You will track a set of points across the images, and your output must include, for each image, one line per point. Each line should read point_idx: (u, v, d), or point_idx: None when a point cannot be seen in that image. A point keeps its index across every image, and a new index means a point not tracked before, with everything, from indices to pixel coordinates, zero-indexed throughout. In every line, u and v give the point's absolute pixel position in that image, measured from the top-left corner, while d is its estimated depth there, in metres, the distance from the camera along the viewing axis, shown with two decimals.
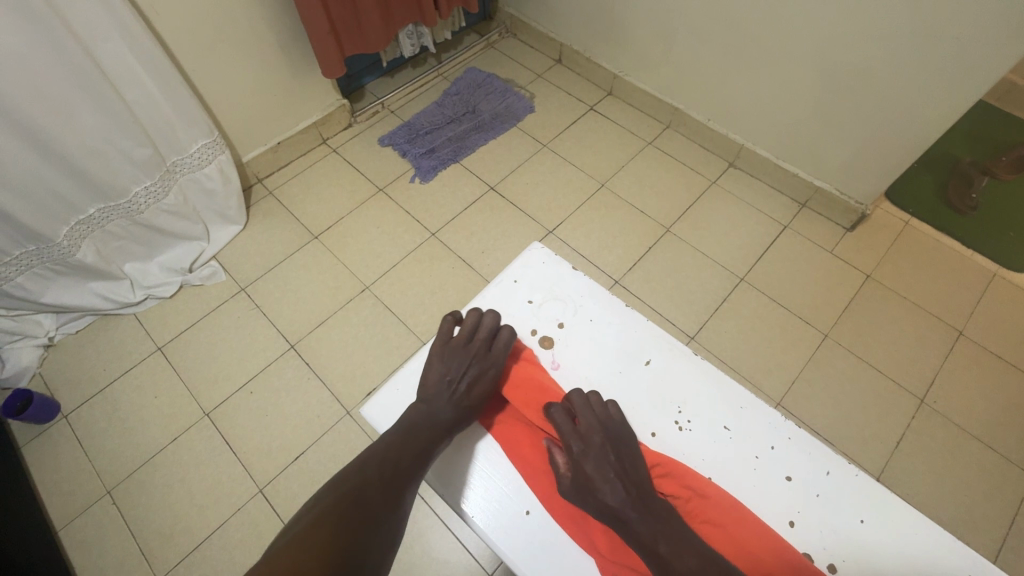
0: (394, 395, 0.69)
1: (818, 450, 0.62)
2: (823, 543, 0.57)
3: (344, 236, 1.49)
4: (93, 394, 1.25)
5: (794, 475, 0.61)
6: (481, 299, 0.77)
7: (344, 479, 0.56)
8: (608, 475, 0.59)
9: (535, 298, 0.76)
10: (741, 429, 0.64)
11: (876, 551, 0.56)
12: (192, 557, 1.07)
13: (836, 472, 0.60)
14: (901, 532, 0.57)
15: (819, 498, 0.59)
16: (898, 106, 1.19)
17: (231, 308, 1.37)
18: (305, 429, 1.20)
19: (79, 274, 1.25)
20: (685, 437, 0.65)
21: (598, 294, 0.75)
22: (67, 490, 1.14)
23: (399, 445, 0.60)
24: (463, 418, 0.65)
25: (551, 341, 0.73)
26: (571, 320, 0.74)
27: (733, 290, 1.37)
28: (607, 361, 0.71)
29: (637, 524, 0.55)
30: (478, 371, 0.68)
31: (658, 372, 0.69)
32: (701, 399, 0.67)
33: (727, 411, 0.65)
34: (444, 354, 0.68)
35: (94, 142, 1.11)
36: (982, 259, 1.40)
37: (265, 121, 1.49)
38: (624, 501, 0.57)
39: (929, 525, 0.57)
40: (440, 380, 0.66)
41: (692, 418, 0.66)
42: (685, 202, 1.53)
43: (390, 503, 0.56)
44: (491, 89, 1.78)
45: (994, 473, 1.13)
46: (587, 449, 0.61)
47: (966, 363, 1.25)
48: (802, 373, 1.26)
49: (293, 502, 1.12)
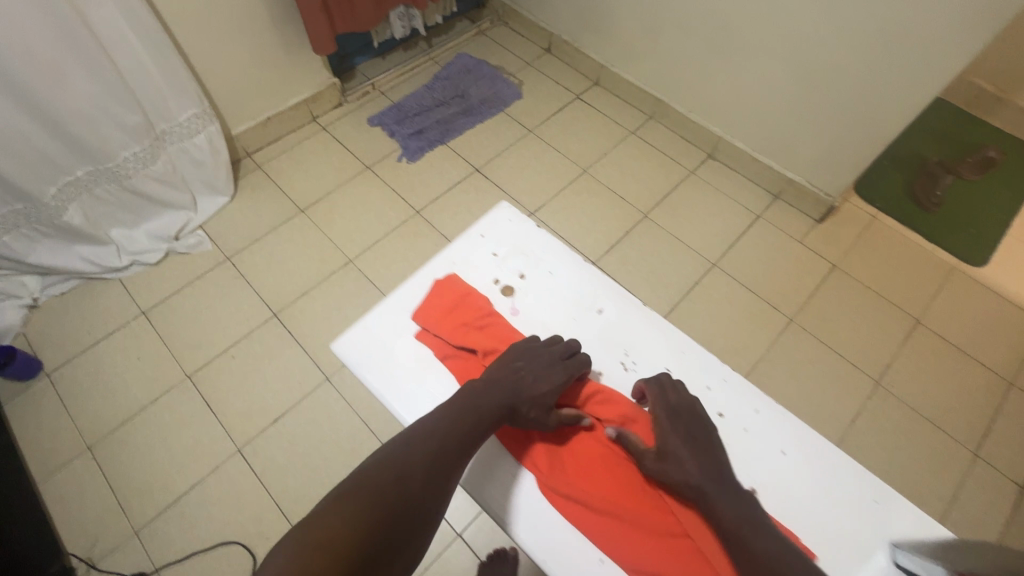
0: (364, 333, 0.69)
1: (749, 391, 0.66)
2: (746, 470, 0.62)
3: (330, 211, 1.52)
4: (76, 354, 1.27)
5: (725, 413, 0.65)
6: (446, 252, 0.77)
7: (385, 455, 0.55)
8: (693, 455, 0.59)
9: (500, 251, 0.77)
10: (680, 371, 0.68)
11: (792, 478, 0.61)
12: (170, 510, 1.10)
13: (764, 411, 0.65)
14: (816, 462, 0.61)
15: (746, 433, 0.64)
16: (866, 102, 1.24)
17: (216, 277, 1.40)
18: (285, 394, 1.24)
19: (66, 236, 1.27)
20: (628, 377, 0.69)
21: (560, 250, 0.77)
22: (48, 445, 1.16)
23: (448, 425, 0.58)
24: (518, 408, 0.62)
25: (512, 290, 0.74)
26: (532, 272, 0.75)
27: (705, 275, 1.42)
28: (564, 309, 0.73)
29: (721, 504, 0.55)
30: (547, 370, 0.64)
31: (610, 320, 0.72)
32: (647, 344, 0.70)
33: (669, 354, 0.69)
34: (520, 346, 0.67)
35: (84, 105, 1.13)
36: (943, 253, 1.47)
37: (255, 96, 1.51)
38: (706, 480, 0.57)
39: (847, 457, 0.61)
40: (507, 366, 0.64)
41: (637, 360, 0.70)
42: (663, 189, 1.58)
43: (433, 487, 0.54)
44: (480, 75, 1.81)
45: (941, 451, 1.19)
46: (675, 424, 0.61)
47: (922, 350, 1.32)
48: (766, 353, 1.31)
49: (271, 462, 1.16)
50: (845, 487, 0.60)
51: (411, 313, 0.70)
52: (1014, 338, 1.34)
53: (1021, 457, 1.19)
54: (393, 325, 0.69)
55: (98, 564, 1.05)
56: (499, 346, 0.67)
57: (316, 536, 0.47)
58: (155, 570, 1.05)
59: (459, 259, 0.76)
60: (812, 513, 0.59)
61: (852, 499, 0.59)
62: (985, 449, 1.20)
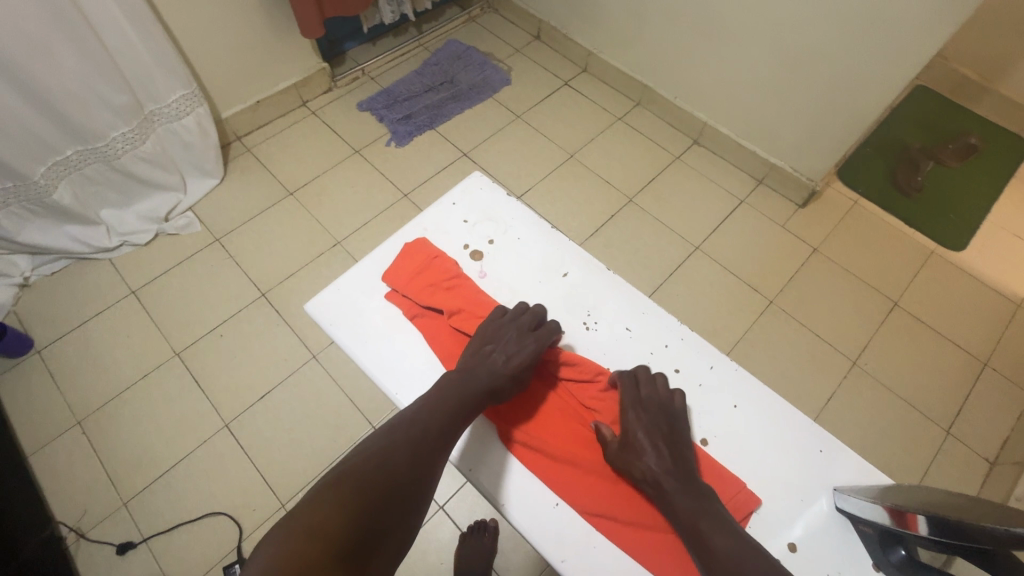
0: (337, 295, 0.71)
1: (705, 349, 0.68)
2: (699, 422, 0.64)
3: (319, 194, 1.53)
4: (67, 332, 1.29)
5: (681, 369, 0.68)
6: (419, 219, 0.78)
7: (369, 444, 0.56)
8: (655, 447, 0.60)
9: (471, 218, 0.78)
10: (640, 330, 0.70)
11: (742, 429, 0.63)
12: (158, 483, 1.13)
13: (719, 366, 0.67)
14: (765, 415, 0.64)
15: (701, 387, 0.66)
16: (846, 87, 1.26)
17: (205, 257, 1.42)
18: (273, 371, 1.26)
19: (56, 215, 1.29)
20: (591, 336, 0.70)
21: (529, 216, 0.78)
22: (38, 419, 1.18)
23: (430, 412, 0.59)
24: (496, 387, 0.63)
25: (481, 255, 0.75)
26: (501, 238, 0.77)
27: (688, 258, 1.44)
28: (530, 273, 0.74)
29: (676, 496, 0.57)
30: (518, 345, 0.65)
31: (575, 284, 0.73)
32: (609, 305, 0.72)
33: (630, 315, 0.71)
34: (489, 325, 0.68)
35: (74, 85, 1.14)
36: (922, 237, 1.49)
37: (244, 79, 1.52)
38: (665, 474, 0.59)
39: (797, 411, 0.64)
40: (480, 347, 0.66)
41: (599, 320, 0.71)
42: (649, 174, 1.59)
43: (418, 471, 0.56)
44: (470, 61, 1.82)
45: (914, 428, 1.22)
46: (641, 417, 0.62)
47: (899, 331, 1.34)
48: (746, 334, 1.34)
49: (258, 436, 1.18)
50: (793, 438, 0.62)
51: (382, 275, 0.72)
52: (989, 320, 1.36)
53: (992, 434, 1.22)
54: (365, 287, 0.71)
55: (87, 534, 1.07)
56: (465, 306, 0.69)
57: (304, 523, 0.48)
58: (143, 540, 1.07)
59: (431, 225, 0.78)
60: (760, 460, 0.62)
61: (798, 448, 0.62)
62: (957, 427, 1.22)
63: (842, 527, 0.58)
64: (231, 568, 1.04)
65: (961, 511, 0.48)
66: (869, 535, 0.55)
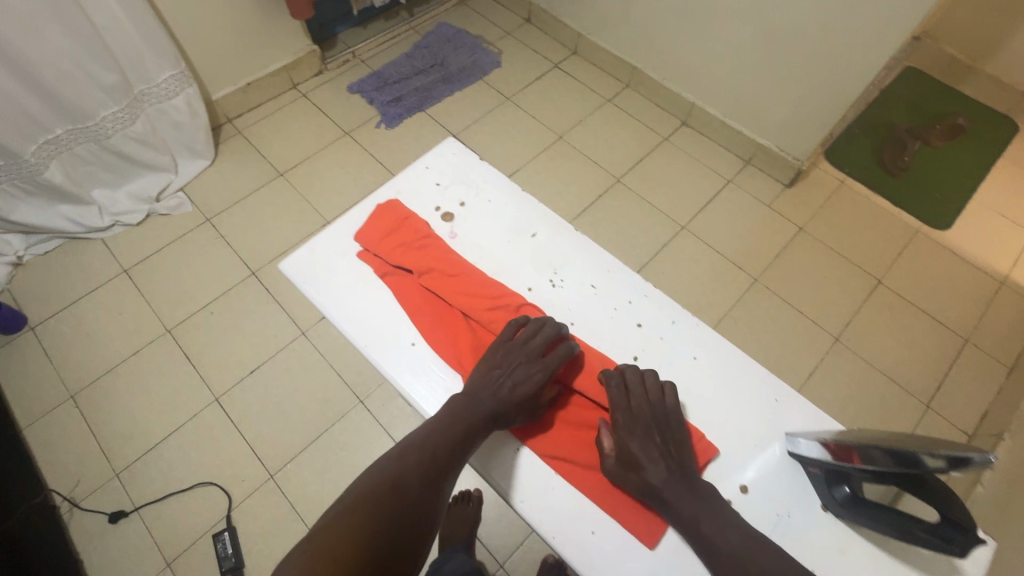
0: (310, 254, 0.72)
1: (667, 304, 0.70)
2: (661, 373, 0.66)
3: (308, 175, 1.55)
4: (60, 310, 1.31)
5: (644, 323, 0.69)
6: (392, 182, 0.80)
7: (380, 469, 0.55)
8: (652, 455, 0.58)
9: (443, 182, 0.80)
10: (605, 288, 0.72)
11: (700, 380, 0.66)
12: (149, 454, 1.15)
13: (680, 321, 0.69)
14: (723, 366, 0.66)
15: (662, 340, 0.68)
16: (833, 66, 1.26)
17: (196, 237, 1.43)
18: (262, 346, 1.28)
19: (48, 194, 1.30)
20: (556, 292, 0.72)
21: (500, 180, 0.79)
22: (32, 393, 1.21)
23: (438, 436, 0.58)
24: (503, 414, 0.61)
25: (451, 216, 0.77)
26: (471, 200, 0.78)
27: (674, 237, 1.46)
28: (500, 234, 0.76)
29: (677, 502, 0.56)
30: (526, 373, 0.63)
31: (542, 244, 0.75)
32: (575, 264, 0.74)
33: (596, 273, 0.73)
34: (498, 349, 0.66)
35: (62, 63, 1.14)
36: (908, 217, 1.50)
37: (233, 61, 1.53)
38: (665, 480, 0.57)
39: (754, 363, 0.66)
40: (487, 373, 0.63)
41: (565, 277, 0.73)
42: (637, 155, 1.60)
43: (428, 496, 0.55)
44: (460, 44, 1.83)
45: (895, 402, 1.24)
46: (633, 426, 0.60)
47: (881, 308, 1.36)
48: (730, 311, 1.35)
49: (247, 410, 1.20)
50: (750, 388, 0.65)
51: (354, 235, 0.73)
52: (972, 297, 1.38)
53: (971, 408, 1.23)
54: (338, 245, 0.73)
55: (80, 503, 1.10)
56: (435, 265, 0.71)
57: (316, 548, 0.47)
58: (135, 509, 1.10)
59: (404, 189, 0.79)
60: (718, 410, 0.64)
61: (754, 397, 0.64)
62: (937, 401, 1.24)
63: (793, 469, 0.60)
64: (221, 535, 1.07)
65: (897, 440, 0.51)
66: (816, 475, 0.58)
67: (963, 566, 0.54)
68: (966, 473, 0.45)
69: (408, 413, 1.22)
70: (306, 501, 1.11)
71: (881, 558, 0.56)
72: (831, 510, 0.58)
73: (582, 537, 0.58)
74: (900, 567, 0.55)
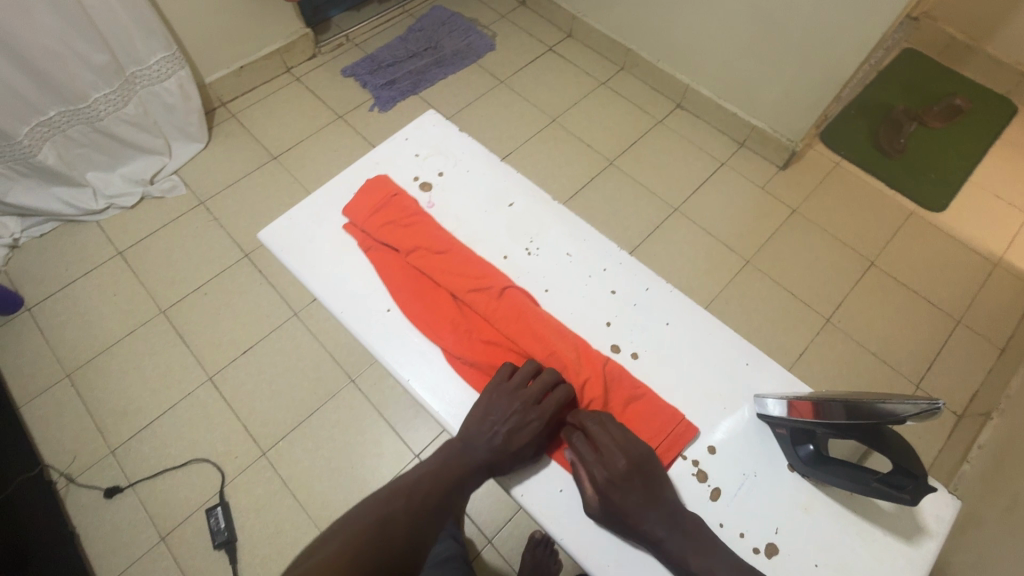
0: (292, 224, 0.74)
1: (640, 271, 0.71)
2: (633, 338, 0.67)
3: (302, 158, 1.55)
4: (56, 291, 1.32)
5: (618, 290, 0.70)
6: (372, 153, 0.81)
7: (367, 508, 0.52)
8: (638, 502, 0.55)
9: (422, 153, 0.80)
10: (581, 256, 0.72)
11: (673, 344, 0.67)
12: (144, 432, 1.17)
13: (654, 288, 0.70)
14: (695, 332, 0.67)
15: (635, 307, 0.69)
16: (828, 44, 1.23)
17: (189, 220, 1.44)
18: (255, 327, 1.29)
19: (42, 176, 1.30)
20: (532, 259, 0.72)
21: (478, 152, 0.80)
22: (29, 372, 1.22)
23: (431, 479, 0.56)
24: (498, 463, 0.58)
25: (429, 186, 0.78)
26: (450, 170, 0.79)
27: (667, 220, 1.45)
28: (476, 203, 0.77)
29: (668, 542, 0.53)
30: (521, 421, 0.58)
31: (519, 213, 0.76)
32: (552, 232, 0.74)
33: (571, 241, 0.73)
34: (492, 395, 0.60)
35: (51, 42, 1.13)
36: (902, 200, 1.49)
37: (225, 43, 1.52)
38: (658, 524, 0.54)
39: (728, 328, 0.67)
40: (481, 419, 0.59)
41: (541, 245, 0.73)
42: (630, 137, 1.60)
43: (420, 539, 0.52)
44: (455, 27, 1.82)
45: (884, 383, 1.24)
46: (611, 476, 0.56)
47: (872, 290, 1.35)
48: (722, 291, 1.35)
49: (240, 388, 1.22)
50: (721, 353, 0.66)
51: (342, 209, 0.74)
52: (965, 279, 1.37)
53: (961, 388, 1.23)
54: (322, 215, 0.74)
55: (77, 479, 1.12)
56: (422, 244, 0.71)
57: None
58: (130, 484, 1.11)
59: (383, 160, 0.80)
60: (689, 373, 0.65)
61: (725, 361, 0.66)
62: (926, 381, 1.24)
63: (759, 430, 0.62)
64: (214, 510, 1.09)
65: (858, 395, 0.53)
66: (783, 436, 0.59)
67: (930, 527, 0.56)
68: (917, 421, 0.47)
69: (399, 392, 1.23)
70: (298, 478, 1.13)
71: (845, 518, 0.57)
72: (797, 470, 0.59)
73: (550, 494, 0.59)
74: (863, 524, 0.56)
